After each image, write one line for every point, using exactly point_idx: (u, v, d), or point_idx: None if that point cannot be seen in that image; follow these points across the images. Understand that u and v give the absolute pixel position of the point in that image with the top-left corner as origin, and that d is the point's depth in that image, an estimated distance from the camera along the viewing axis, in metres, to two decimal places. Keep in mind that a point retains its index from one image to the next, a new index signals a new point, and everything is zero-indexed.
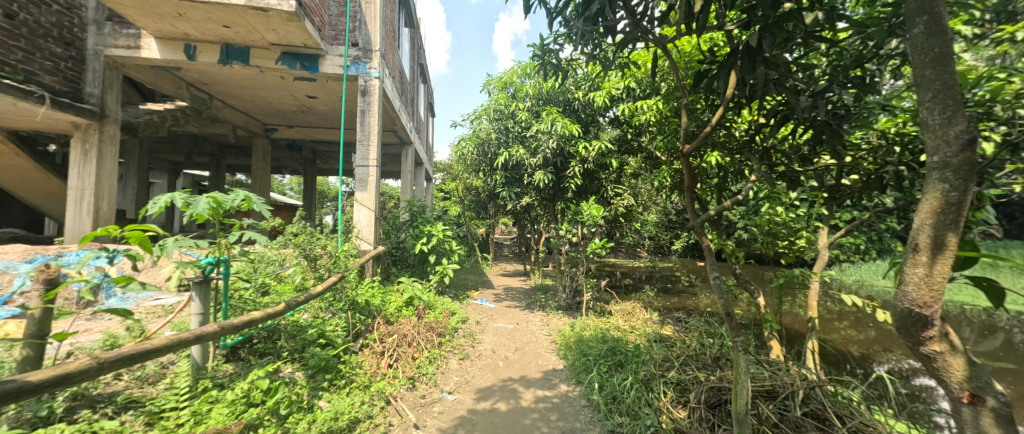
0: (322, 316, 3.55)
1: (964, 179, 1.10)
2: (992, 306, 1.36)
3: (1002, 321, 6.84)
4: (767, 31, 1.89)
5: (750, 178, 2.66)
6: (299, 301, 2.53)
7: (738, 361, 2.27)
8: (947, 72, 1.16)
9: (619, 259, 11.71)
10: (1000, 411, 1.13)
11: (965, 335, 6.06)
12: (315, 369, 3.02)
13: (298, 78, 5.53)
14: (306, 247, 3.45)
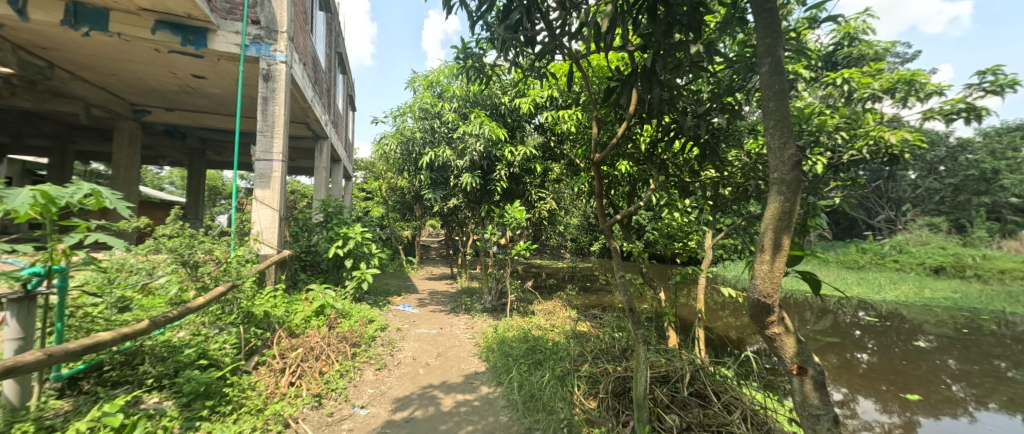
0: (204, 333, 3.03)
1: (793, 191, 1.34)
2: (812, 294, 1.64)
3: (834, 304, 8.44)
4: (660, 56, 2.12)
5: (652, 187, 2.94)
6: (171, 317, 2.18)
7: (639, 351, 2.46)
8: (783, 105, 1.40)
9: (543, 260, 12.15)
10: (817, 378, 1.38)
11: (809, 317, 7.36)
12: (192, 395, 2.56)
13: (177, 52, 4.85)
14: (182, 252, 2.87)
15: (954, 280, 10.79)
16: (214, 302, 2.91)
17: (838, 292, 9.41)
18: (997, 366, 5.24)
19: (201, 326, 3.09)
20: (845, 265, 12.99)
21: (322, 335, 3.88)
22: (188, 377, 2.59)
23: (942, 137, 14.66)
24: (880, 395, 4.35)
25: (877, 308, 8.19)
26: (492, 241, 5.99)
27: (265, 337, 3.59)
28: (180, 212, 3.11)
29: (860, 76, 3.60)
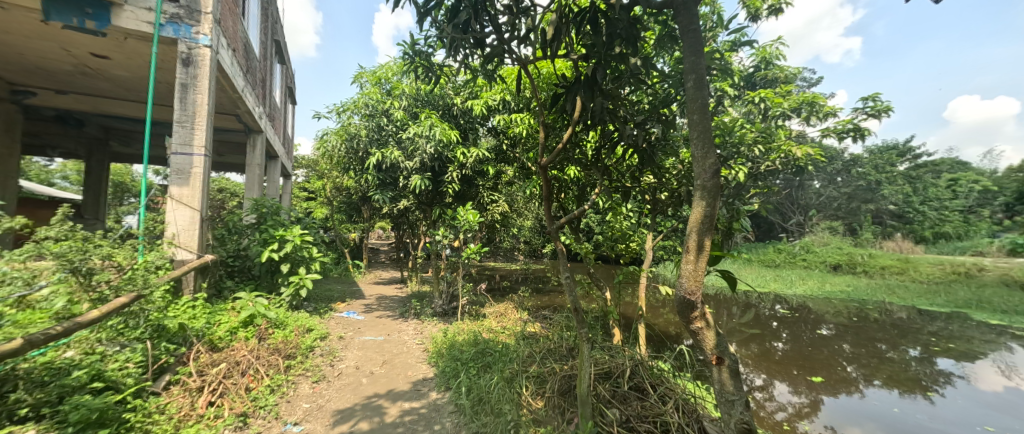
0: (99, 351, 2.58)
1: (712, 197, 1.45)
2: (728, 290, 1.82)
3: (757, 299, 9.27)
4: (601, 66, 2.21)
5: (596, 192, 3.06)
6: (56, 334, 1.90)
7: (582, 349, 2.54)
8: (706, 119, 1.50)
9: (497, 263, 12.20)
10: (731, 367, 1.53)
11: (736, 311, 8.02)
12: (80, 426, 2.12)
13: (70, 27, 4.27)
14: (72, 259, 2.50)
15: (853, 276, 12.29)
16: (113, 315, 2.56)
17: (758, 288, 10.38)
18: (880, 346, 6.03)
19: (96, 343, 2.59)
20: (765, 264, 14.36)
21: (252, 346, 3.66)
22: (74, 403, 2.18)
23: (839, 151, 16.78)
24: (792, 378, 4.83)
25: (789, 301, 9.14)
26: (444, 244, 5.88)
27: (179, 353, 3.24)
28: (69, 212, 2.73)
29: (773, 96, 4.18)
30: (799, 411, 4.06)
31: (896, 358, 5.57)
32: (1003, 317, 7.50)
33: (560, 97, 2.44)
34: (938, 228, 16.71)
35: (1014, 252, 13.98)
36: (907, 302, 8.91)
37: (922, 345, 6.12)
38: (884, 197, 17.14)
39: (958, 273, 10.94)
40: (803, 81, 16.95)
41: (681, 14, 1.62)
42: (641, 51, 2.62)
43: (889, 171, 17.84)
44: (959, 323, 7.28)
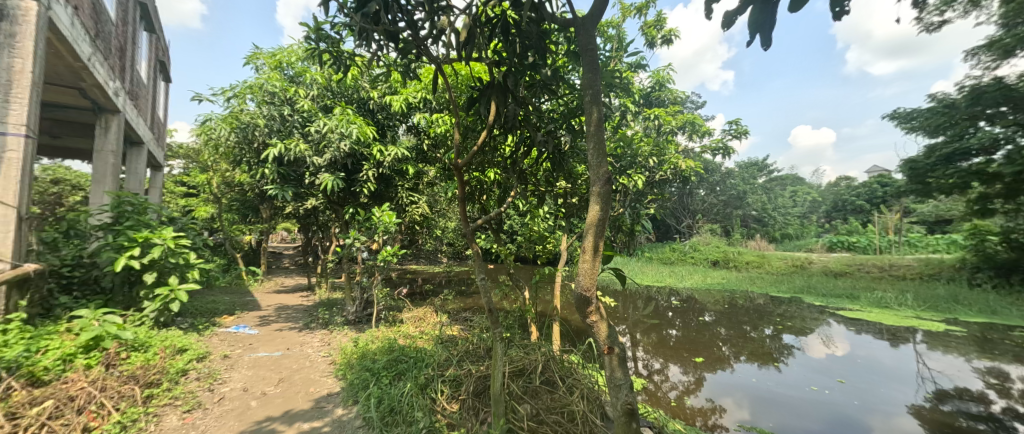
0: None
1: (604, 202, 1.60)
2: (619, 284, 2.06)
3: (656, 293, 10.31)
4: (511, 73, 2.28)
5: (511, 195, 3.14)
6: None
7: (497, 350, 2.57)
8: (600, 133, 1.65)
9: (419, 266, 11.85)
10: (620, 355, 1.70)
11: (640, 304, 8.83)
12: None
13: None
14: None
15: (731, 269, 14.36)
16: None
17: (655, 283, 11.57)
18: (745, 328, 7.10)
19: None
20: (662, 262, 16.08)
21: (96, 376, 3.05)
22: None
23: (717, 165, 19.52)
24: (681, 360, 5.47)
25: (678, 293, 10.34)
26: (357, 247, 5.51)
27: None
28: None
29: (665, 115, 4.74)
30: (687, 388, 4.60)
31: (755, 337, 6.61)
32: (825, 299, 9.36)
33: (474, 99, 2.44)
34: (787, 231, 20.33)
35: (833, 248, 17.66)
36: (763, 290, 10.66)
37: (772, 324, 7.34)
38: (749, 203, 20.36)
39: (795, 266, 13.19)
40: (690, 103, 19.44)
41: (579, 33, 1.73)
42: (551, 65, 2.75)
43: (753, 182, 21.27)
44: (798, 305, 8.91)
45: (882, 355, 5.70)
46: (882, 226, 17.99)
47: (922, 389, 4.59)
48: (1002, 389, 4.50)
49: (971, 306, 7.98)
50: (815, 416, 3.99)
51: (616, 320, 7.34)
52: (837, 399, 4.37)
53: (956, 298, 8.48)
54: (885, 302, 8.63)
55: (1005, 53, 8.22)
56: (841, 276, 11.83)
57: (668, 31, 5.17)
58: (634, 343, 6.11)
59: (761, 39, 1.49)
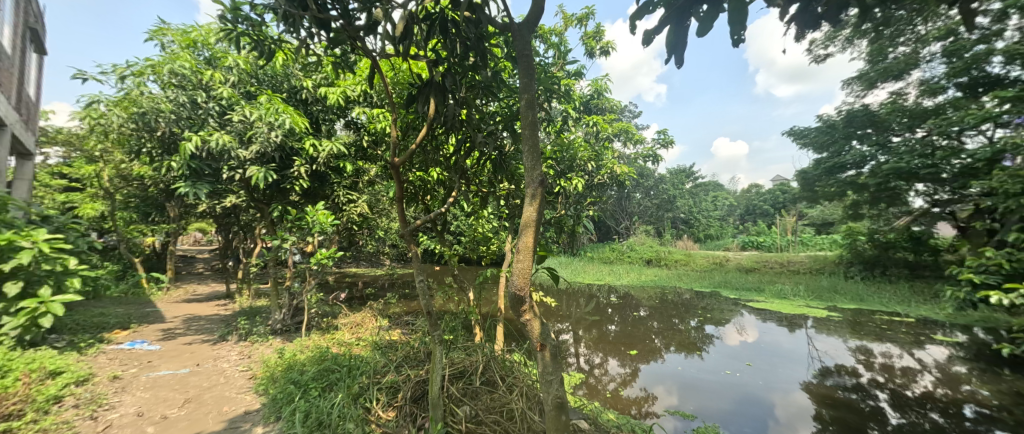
0: None
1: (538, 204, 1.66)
2: (553, 282, 2.14)
3: (597, 290, 10.79)
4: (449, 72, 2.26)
5: (452, 195, 3.11)
6: None
7: (435, 352, 2.53)
8: (535, 136, 1.70)
9: (360, 269, 11.27)
10: (552, 351, 1.76)
11: (581, 301, 9.17)
12: None
13: None
14: None
15: (662, 267, 15.48)
16: None
17: (595, 281, 12.09)
18: (674, 321, 7.68)
19: None
20: (602, 261, 16.85)
21: None
22: None
23: (651, 170, 20.93)
24: (616, 353, 5.77)
25: (616, 290, 10.90)
26: (285, 250, 5.10)
27: None
28: None
29: (602, 123, 5.01)
30: (624, 379, 4.86)
31: (682, 328, 7.16)
32: (739, 292, 10.43)
33: (411, 95, 2.38)
34: (709, 231, 22.33)
35: (746, 247, 19.73)
36: (689, 285, 11.62)
37: (697, 316, 8.02)
38: (678, 207, 22.06)
39: (716, 263, 14.55)
40: (627, 112, 20.66)
41: (516, 37, 1.76)
42: (490, 67, 2.77)
43: (681, 187, 23.10)
44: (718, 298, 9.83)
45: (783, 340, 6.46)
46: (784, 228, 20.46)
47: (812, 367, 5.29)
48: (870, 363, 5.33)
49: (849, 295, 9.37)
50: (728, 397, 4.43)
51: (559, 318, 7.56)
52: (745, 381, 4.89)
53: (837, 288, 9.91)
54: (785, 294, 9.84)
55: (870, 83, 9.84)
56: (752, 271, 13.26)
57: (606, 43, 5.47)
58: (576, 340, 6.33)
59: (675, 59, 1.67)
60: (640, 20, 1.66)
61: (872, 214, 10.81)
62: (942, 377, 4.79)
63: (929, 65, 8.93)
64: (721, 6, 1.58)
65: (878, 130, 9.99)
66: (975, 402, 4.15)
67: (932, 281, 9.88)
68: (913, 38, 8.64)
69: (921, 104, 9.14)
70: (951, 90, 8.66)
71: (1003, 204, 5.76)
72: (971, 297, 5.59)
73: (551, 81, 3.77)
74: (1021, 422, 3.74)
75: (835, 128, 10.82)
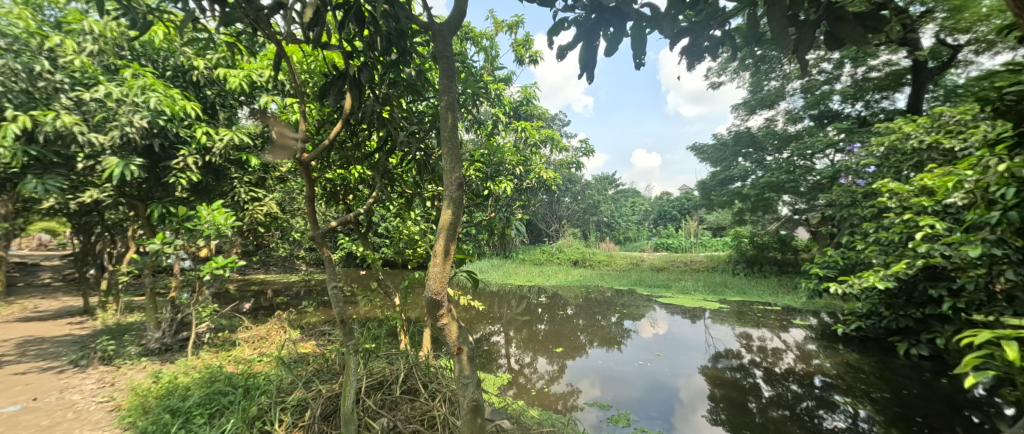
0: None
1: (457, 206, 1.67)
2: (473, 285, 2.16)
3: (527, 291, 11.04)
4: (363, 65, 2.15)
5: (372, 194, 2.96)
6: None
7: (349, 364, 2.38)
8: (454, 136, 1.70)
9: (270, 275, 10.12)
10: (469, 354, 1.77)
11: (511, 302, 9.31)
12: None
13: None
14: None
15: (586, 267, 16.36)
16: None
17: (525, 282, 12.35)
18: (597, 318, 8.15)
19: None
20: (533, 262, 17.22)
21: None
22: None
23: (577, 176, 22.06)
24: (541, 352, 5.97)
25: (545, 291, 11.25)
26: (166, 255, 4.38)
27: None
28: None
29: (531, 129, 5.20)
30: (552, 376, 5.04)
31: (604, 324, 7.64)
32: (652, 289, 11.43)
33: (321, 87, 2.22)
34: (627, 234, 24.11)
35: (658, 248, 21.69)
36: (609, 284, 12.44)
37: (616, 312, 8.62)
38: (601, 211, 23.51)
39: (632, 263, 15.79)
40: (557, 120, 21.54)
41: (436, 37, 1.74)
42: (414, 63, 2.70)
43: (602, 194, 24.64)
44: (633, 295, 10.67)
45: (686, 331, 7.23)
46: (688, 231, 22.91)
47: (706, 353, 6.00)
48: (751, 346, 6.19)
49: (735, 289, 10.84)
50: (636, 385, 4.84)
51: (490, 320, 7.59)
52: (651, 369, 5.38)
53: (727, 284, 11.38)
54: (687, 290, 11.02)
55: (750, 109, 11.57)
56: (662, 270, 14.61)
57: (534, 52, 5.68)
58: (507, 341, 6.42)
59: (587, 73, 1.78)
60: (556, 35, 1.75)
61: (752, 219, 12.57)
62: (799, 354, 5.76)
63: (792, 99, 10.74)
64: (625, 30, 1.74)
65: (757, 150, 11.77)
66: (821, 373, 5.05)
67: (794, 275, 11.81)
68: (780, 75, 10.36)
69: (786, 130, 10.96)
70: (806, 120, 10.55)
71: (840, 213, 7.15)
72: (819, 289, 6.82)
73: (479, 85, 3.80)
74: (850, 386, 4.64)
75: (727, 145, 12.48)
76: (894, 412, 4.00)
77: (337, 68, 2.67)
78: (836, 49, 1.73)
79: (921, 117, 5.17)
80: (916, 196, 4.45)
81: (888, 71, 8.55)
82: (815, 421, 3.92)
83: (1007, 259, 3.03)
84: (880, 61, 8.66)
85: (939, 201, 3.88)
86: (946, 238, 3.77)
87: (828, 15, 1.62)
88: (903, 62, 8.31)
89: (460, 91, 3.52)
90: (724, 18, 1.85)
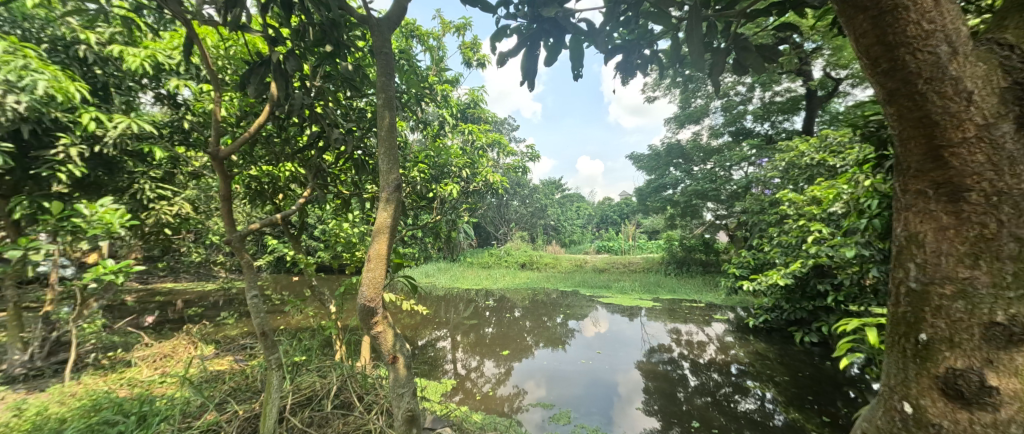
0: None
1: (394, 210, 1.64)
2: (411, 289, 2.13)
3: (473, 295, 10.97)
4: (291, 55, 2.02)
5: (305, 194, 2.79)
6: None
7: (271, 382, 2.21)
8: (392, 137, 1.69)
9: (185, 285, 9.07)
10: (404, 362, 1.75)
11: (457, 307, 9.21)
12: None
13: None
14: None
15: (532, 269, 16.62)
16: None
17: (472, 286, 12.27)
18: (543, 319, 8.31)
19: None
20: (481, 265, 17.11)
21: None
22: None
23: (525, 180, 22.40)
24: (487, 355, 5.99)
25: (493, 294, 11.25)
26: (43, 263, 3.74)
27: None
28: None
29: (477, 133, 5.22)
30: (499, 379, 5.07)
31: (550, 325, 7.81)
32: (594, 290, 11.88)
33: (240, 75, 2.04)
34: (571, 238, 24.89)
35: (600, 251, 22.65)
36: (554, 285, 12.75)
37: (560, 313, 8.86)
38: (548, 215, 24.05)
39: (575, 265, 16.31)
40: (506, 125, 21.78)
41: (374, 34, 1.70)
42: (352, 58, 2.59)
43: (549, 197, 25.24)
44: (576, 296, 11.04)
45: (624, 328, 7.62)
46: (627, 235, 24.19)
47: (642, 349, 6.38)
48: (680, 341, 6.68)
49: (667, 288, 11.62)
50: (577, 382, 5.02)
51: (434, 325, 7.44)
52: (590, 366, 5.60)
53: (660, 283, 12.16)
54: (626, 290, 11.62)
55: (679, 122, 12.58)
56: (604, 271, 15.24)
57: (481, 56, 5.72)
58: (453, 346, 6.32)
59: (529, 81, 1.85)
60: (498, 41, 1.78)
61: (682, 223, 13.58)
62: (719, 346, 6.33)
63: (714, 115, 11.85)
64: (563, 42, 1.82)
65: (686, 160, 12.81)
66: (738, 361, 5.59)
67: (718, 275, 12.92)
68: (704, 94, 11.39)
69: (710, 144, 12.05)
70: (726, 135, 11.70)
71: (752, 219, 8.00)
72: (737, 286, 7.54)
73: (423, 86, 3.74)
74: (760, 372, 5.18)
75: (661, 155, 13.43)
76: (793, 393, 4.52)
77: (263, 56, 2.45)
78: (741, 74, 1.97)
79: (812, 138, 5.97)
80: (809, 205, 5.11)
81: (789, 97, 9.82)
82: (732, 405, 4.34)
83: (875, 258, 3.57)
84: (784, 86, 9.88)
85: (825, 209, 4.49)
86: (830, 240, 4.36)
87: (735, 45, 1.84)
88: (800, 89, 9.58)
89: (403, 91, 3.45)
90: (652, 39, 2.01)
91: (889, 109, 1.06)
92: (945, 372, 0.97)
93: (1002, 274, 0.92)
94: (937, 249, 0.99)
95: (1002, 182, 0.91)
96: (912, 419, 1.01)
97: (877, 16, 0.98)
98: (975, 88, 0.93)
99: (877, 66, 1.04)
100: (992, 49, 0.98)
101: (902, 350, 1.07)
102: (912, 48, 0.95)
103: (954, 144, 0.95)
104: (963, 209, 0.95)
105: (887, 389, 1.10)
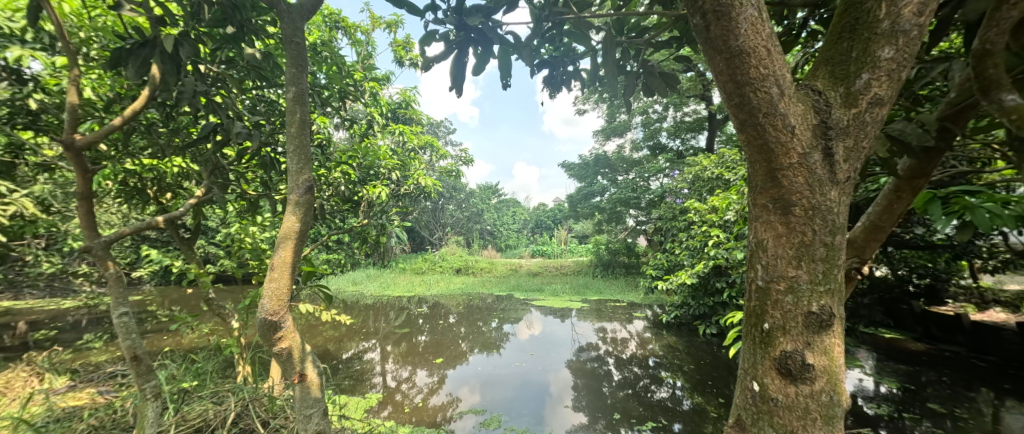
0: None
1: (304, 213, 1.53)
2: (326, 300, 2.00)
3: (406, 302, 10.58)
4: (182, 39, 1.80)
5: (202, 194, 2.48)
6: None
7: (145, 413, 1.91)
8: (303, 134, 1.58)
9: (33, 305, 7.43)
10: (313, 379, 1.63)
11: (387, 315, 8.80)
12: None
13: None
14: None
15: (467, 274, 16.52)
16: None
17: (404, 292, 11.83)
18: (478, 324, 8.26)
19: None
20: (414, 271, 16.55)
21: None
22: None
23: (460, 184, 22.20)
24: (417, 364, 5.78)
25: (426, 300, 10.93)
26: None
27: None
28: None
29: (408, 135, 5.05)
30: (431, 388, 4.93)
31: (483, 330, 7.78)
32: (528, 293, 12.11)
33: (113, 54, 1.76)
34: (505, 243, 25.19)
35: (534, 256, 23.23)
36: (490, 290, 12.79)
37: (494, 317, 8.89)
38: (484, 220, 24.08)
39: (510, 269, 16.53)
40: (443, 129, 21.51)
41: (283, 21, 1.56)
42: (262, 46, 2.37)
43: (485, 202, 25.33)
44: (511, 300, 11.18)
45: (556, 329, 7.89)
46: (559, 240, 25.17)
47: (571, 348, 6.65)
48: (605, 338, 7.08)
49: (595, 289, 12.27)
50: (508, 385, 5.08)
51: (362, 336, 7.01)
52: (521, 368, 5.70)
53: (589, 285, 12.79)
54: (557, 292, 12.03)
55: (605, 134, 13.46)
56: (538, 274, 15.63)
57: (414, 57, 5.58)
58: (382, 357, 6.00)
59: (457, 86, 1.85)
60: (425, 45, 1.76)
61: (608, 229, 14.47)
62: (639, 341, 6.82)
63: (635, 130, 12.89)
64: (490, 52, 1.84)
65: (611, 170, 13.73)
66: (655, 355, 6.07)
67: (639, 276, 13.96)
68: (627, 110, 12.37)
69: (632, 156, 13.07)
70: (645, 149, 12.79)
71: (666, 225, 8.80)
72: (653, 286, 8.20)
73: (346, 83, 3.54)
74: (673, 363, 5.65)
75: (590, 163, 14.21)
76: (696, 380, 5.02)
77: (143, 33, 2.12)
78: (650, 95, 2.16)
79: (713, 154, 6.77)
80: (709, 212, 5.74)
81: (695, 117, 11.05)
82: (649, 395, 4.71)
83: None
84: (692, 107, 11.09)
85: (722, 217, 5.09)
86: (725, 244, 4.94)
87: (644, 67, 2.02)
88: (703, 111, 10.81)
89: (324, 87, 3.23)
90: (574, 57, 2.14)
91: (739, 135, 1.15)
92: (779, 355, 1.07)
93: (817, 273, 1.04)
94: (774, 253, 1.09)
95: (816, 198, 1.04)
96: (759, 395, 1.10)
97: (729, 59, 1.09)
98: (797, 123, 1.06)
99: (730, 100, 1.13)
100: (808, 93, 1.11)
101: (750, 337, 1.16)
102: (755, 87, 1.06)
103: (785, 168, 1.05)
104: (791, 220, 1.06)
105: (741, 372, 1.18)
